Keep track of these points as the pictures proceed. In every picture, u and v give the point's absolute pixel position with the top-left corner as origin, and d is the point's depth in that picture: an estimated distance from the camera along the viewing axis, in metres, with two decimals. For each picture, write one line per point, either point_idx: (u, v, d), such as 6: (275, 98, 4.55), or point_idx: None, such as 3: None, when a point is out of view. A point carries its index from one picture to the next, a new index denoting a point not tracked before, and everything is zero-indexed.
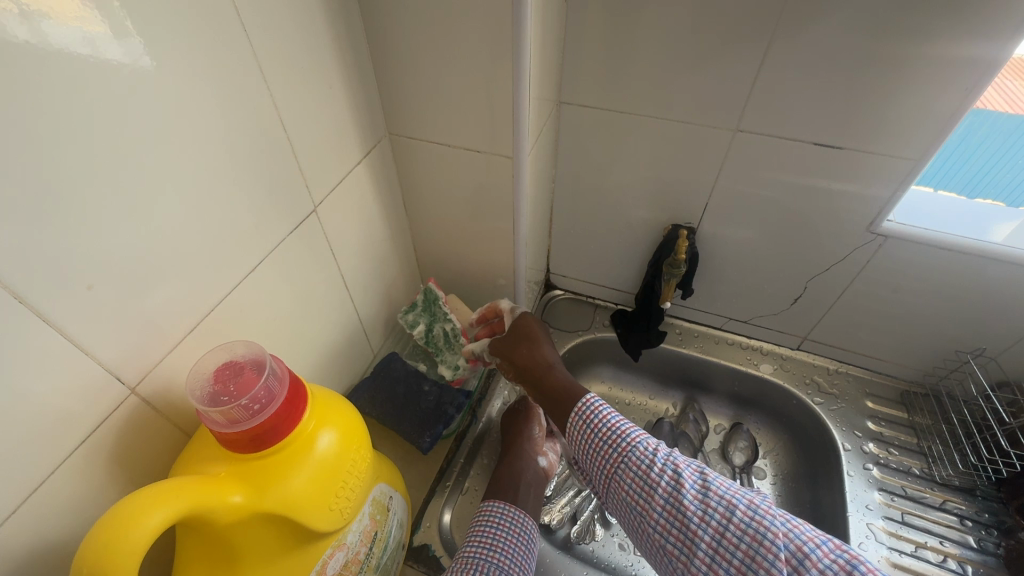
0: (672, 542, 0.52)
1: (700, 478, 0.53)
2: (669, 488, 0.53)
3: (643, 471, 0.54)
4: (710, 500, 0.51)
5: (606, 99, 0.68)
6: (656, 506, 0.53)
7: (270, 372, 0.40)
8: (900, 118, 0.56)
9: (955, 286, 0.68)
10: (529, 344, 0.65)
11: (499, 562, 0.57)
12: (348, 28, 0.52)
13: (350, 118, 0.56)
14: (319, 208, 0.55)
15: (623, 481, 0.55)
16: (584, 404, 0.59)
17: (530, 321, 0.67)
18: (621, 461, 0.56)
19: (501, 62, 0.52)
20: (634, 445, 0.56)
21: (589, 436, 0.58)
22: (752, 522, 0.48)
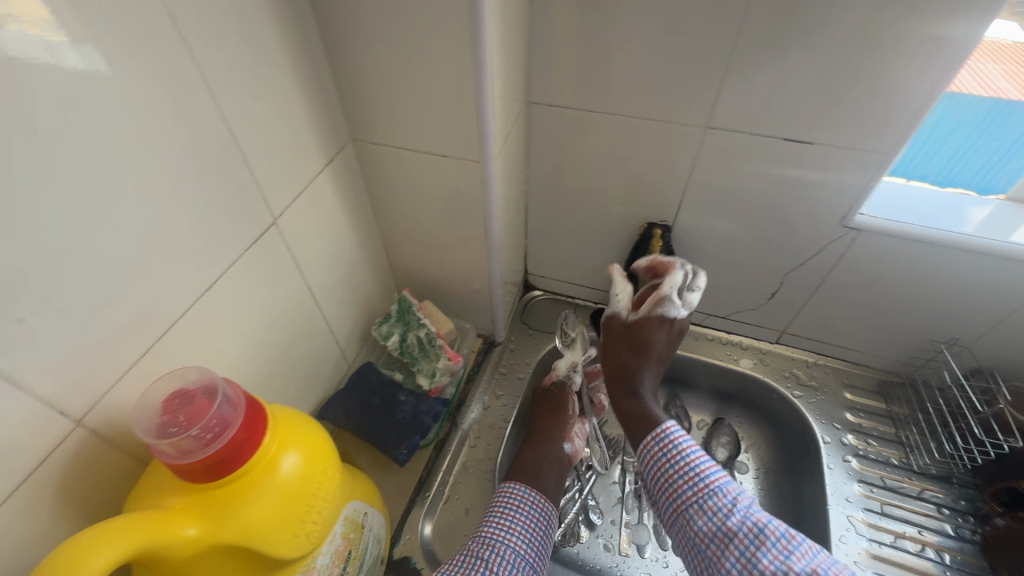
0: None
1: (783, 536, 0.47)
2: (745, 541, 0.48)
3: (719, 518, 0.50)
4: (791, 563, 0.45)
5: (575, 98, 0.67)
6: (726, 558, 0.48)
7: (223, 397, 0.38)
8: (866, 112, 0.56)
9: (929, 277, 0.68)
10: (635, 349, 0.63)
11: (515, 545, 0.58)
12: (303, 33, 0.51)
13: (310, 126, 0.54)
14: (279, 220, 0.53)
15: (693, 521, 0.52)
16: (664, 433, 0.57)
17: (656, 324, 0.62)
18: (692, 501, 0.52)
19: (463, 66, 0.51)
20: (711, 488, 0.52)
21: (662, 468, 0.56)
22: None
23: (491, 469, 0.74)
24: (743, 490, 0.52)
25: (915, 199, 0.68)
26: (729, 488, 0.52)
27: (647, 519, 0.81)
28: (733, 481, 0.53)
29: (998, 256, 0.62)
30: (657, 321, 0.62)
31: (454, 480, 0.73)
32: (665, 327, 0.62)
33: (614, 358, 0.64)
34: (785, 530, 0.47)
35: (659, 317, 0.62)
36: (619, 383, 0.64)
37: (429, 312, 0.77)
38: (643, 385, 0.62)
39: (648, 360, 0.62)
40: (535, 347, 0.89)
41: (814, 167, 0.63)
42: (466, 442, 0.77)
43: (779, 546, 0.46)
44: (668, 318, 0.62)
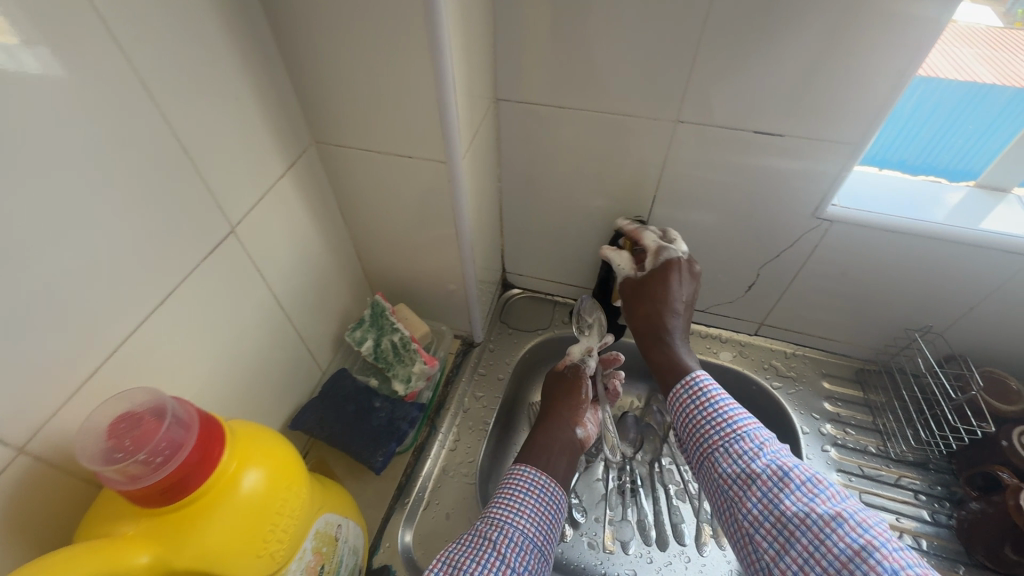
0: (762, 539, 0.49)
1: (808, 481, 0.49)
2: (768, 483, 0.50)
3: (744, 461, 0.53)
4: (814, 505, 0.47)
5: (543, 94, 0.65)
6: (748, 498, 0.51)
7: (171, 418, 0.36)
8: (833, 101, 0.56)
9: (903, 265, 0.68)
10: (654, 301, 0.67)
11: (524, 527, 0.61)
12: (255, 33, 0.49)
13: (267, 129, 0.53)
14: (238, 228, 0.51)
15: (718, 464, 0.55)
16: (695, 381, 0.60)
17: (669, 274, 0.66)
18: (719, 445, 0.55)
19: (421, 64, 0.49)
20: (739, 434, 0.55)
21: (691, 412, 0.59)
22: (859, 537, 0.44)
23: (472, 471, 0.73)
24: (771, 439, 0.54)
25: (886, 188, 0.68)
26: (756, 436, 0.54)
27: (631, 515, 0.81)
28: (761, 429, 0.55)
29: (968, 244, 0.62)
30: (667, 271, 0.66)
31: (433, 485, 0.72)
32: (676, 274, 0.66)
33: (639, 316, 0.68)
34: (812, 476, 0.49)
35: (668, 267, 0.66)
36: (649, 335, 0.67)
37: (404, 315, 0.76)
38: (672, 329, 0.66)
39: (670, 306, 0.66)
40: (513, 347, 0.89)
41: (784, 159, 0.63)
42: (445, 446, 0.76)
43: (803, 490, 0.49)
44: (677, 266, 0.66)
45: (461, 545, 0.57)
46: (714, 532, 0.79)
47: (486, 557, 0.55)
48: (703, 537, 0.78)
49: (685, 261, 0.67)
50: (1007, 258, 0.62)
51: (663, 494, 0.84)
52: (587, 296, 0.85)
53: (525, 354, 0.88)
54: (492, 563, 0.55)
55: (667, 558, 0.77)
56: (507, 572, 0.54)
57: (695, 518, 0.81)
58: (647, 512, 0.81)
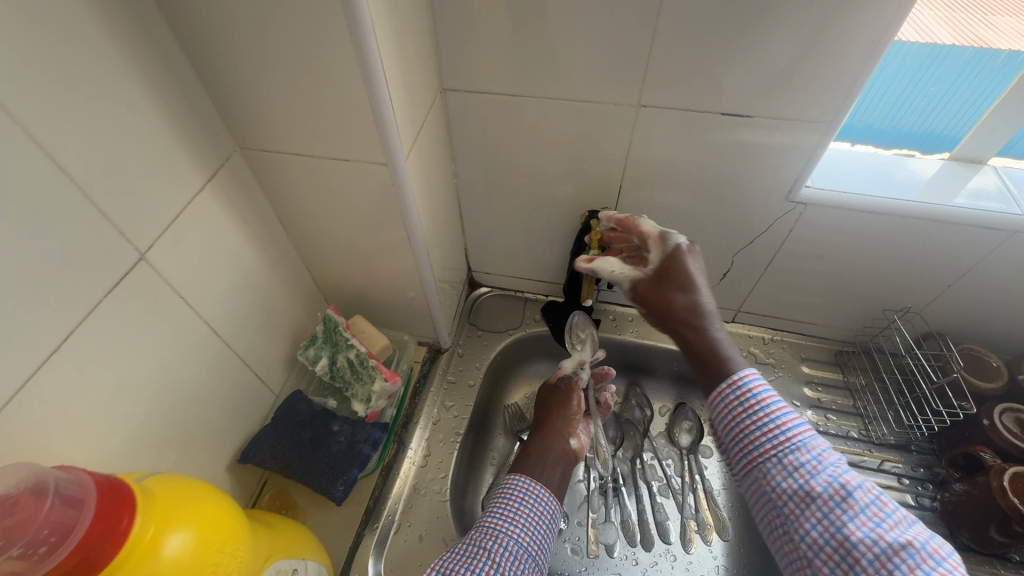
0: (822, 566, 0.43)
1: (874, 504, 0.43)
2: (829, 504, 0.44)
3: (801, 475, 0.46)
4: (882, 531, 0.41)
5: (491, 83, 0.60)
6: (806, 519, 0.45)
7: (53, 497, 0.32)
8: (798, 80, 0.52)
9: (882, 246, 0.65)
10: (683, 288, 0.56)
11: (518, 537, 0.57)
12: (148, 31, 0.42)
13: (175, 141, 0.47)
14: (148, 255, 0.46)
15: (770, 475, 0.48)
16: (741, 380, 0.52)
17: (685, 259, 0.57)
18: (771, 455, 0.48)
19: (341, 58, 0.44)
20: (794, 443, 0.48)
21: (737, 416, 0.51)
22: (933, 571, 0.38)
23: (444, 488, 0.70)
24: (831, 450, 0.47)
25: (859, 164, 0.65)
26: (813, 447, 0.47)
27: (614, 516, 0.78)
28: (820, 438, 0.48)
29: (945, 221, 0.59)
30: (682, 256, 0.57)
31: (404, 506, 0.68)
32: (690, 256, 0.57)
33: (671, 309, 0.57)
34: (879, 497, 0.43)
35: (681, 250, 0.57)
36: (688, 329, 0.56)
37: (362, 327, 0.71)
38: (711, 315, 0.56)
39: (701, 290, 0.56)
40: (484, 350, 0.84)
41: (752, 143, 0.59)
42: (414, 462, 0.72)
43: (869, 514, 0.42)
44: (687, 249, 0.58)
45: (456, 553, 0.54)
46: (700, 528, 0.76)
47: (482, 565, 0.52)
48: (689, 535, 0.76)
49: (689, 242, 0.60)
50: (986, 234, 0.60)
51: (647, 491, 0.81)
52: (577, 312, 0.81)
53: (496, 356, 0.84)
54: (488, 571, 0.51)
55: (653, 558, 0.75)
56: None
57: (680, 514, 0.78)
58: (631, 511, 0.78)
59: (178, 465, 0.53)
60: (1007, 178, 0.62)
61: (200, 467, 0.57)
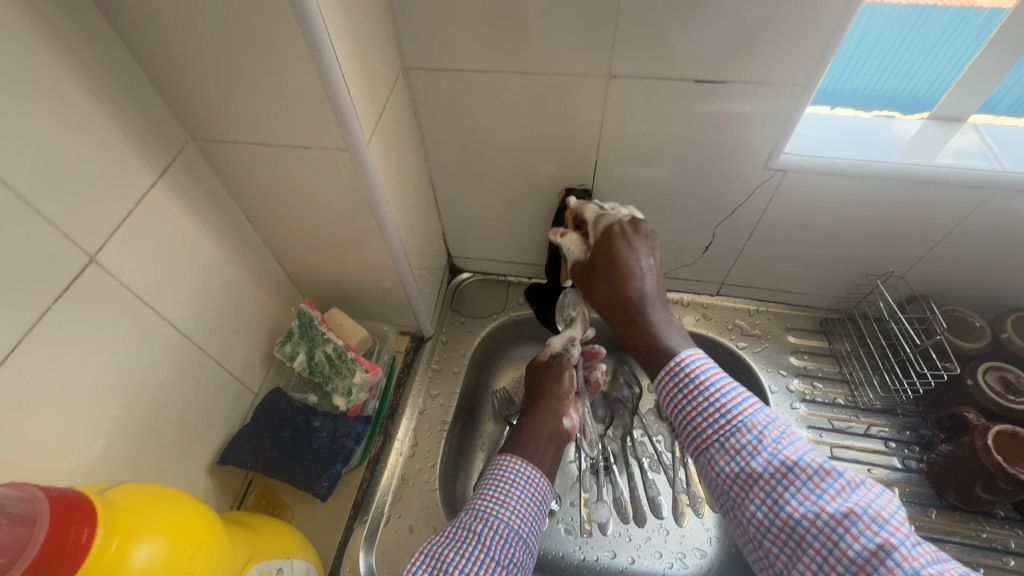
0: (772, 546, 0.42)
1: (816, 474, 0.42)
2: (772, 484, 0.43)
3: (743, 458, 0.45)
4: (824, 503, 0.40)
5: (455, 59, 0.57)
6: (751, 500, 0.44)
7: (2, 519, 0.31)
8: (770, 42, 0.50)
9: (864, 209, 0.64)
10: (610, 273, 0.58)
11: (505, 518, 0.56)
12: (77, 18, 0.40)
13: (117, 134, 0.44)
14: (98, 257, 0.44)
15: (715, 461, 0.47)
16: (680, 366, 0.50)
17: (613, 243, 0.59)
18: (713, 440, 0.47)
19: (287, 38, 0.41)
20: (734, 425, 0.47)
21: (679, 403, 0.50)
22: (876, 536, 0.37)
23: (433, 478, 0.69)
24: (772, 426, 0.46)
25: (838, 127, 0.64)
26: (753, 426, 0.46)
27: (606, 494, 0.77)
28: (759, 415, 0.47)
29: (926, 181, 0.58)
30: (617, 238, 0.59)
31: (393, 497, 0.67)
32: (622, 239, 0.59)
33: (600, 294, 0.59)
34: (819, 467, 0.42)
35: (609, 234, 0.60)
36: (617, 314, 0.57)
37: (339, 320, 0.70)
38: (643, 299, 0.56)
39: (631, 272, 0.57)
40: (468, 336, 0.83)
41: (727, 109, 0.57)
42: (402, 453, 0.71)
43: (810, 486, 0.41)
44: (619, 232, 0.59)
45: (445, 537, 0.53)
46: (692, 502, 0.77)
47: (471, 551, 0.51)
48: (682, 509, 0.76)
49: (627, 223, 0.60)
50: (967, 193, 0.59)
51: (638, 468, 0.81)
52: (571, 290, 0.78)
53: (481, 342, 0.83)
54: (476, 556, 0.51)
55: (646, 534, 0.75)
56: (491, 564, 0.51)
57: (671, 489, 0.78)
58: (623, 489, 0.78)
59: (154, 471, 0.52)
60: (987, 135, 0.61)
61: (178, 471, 0.55)
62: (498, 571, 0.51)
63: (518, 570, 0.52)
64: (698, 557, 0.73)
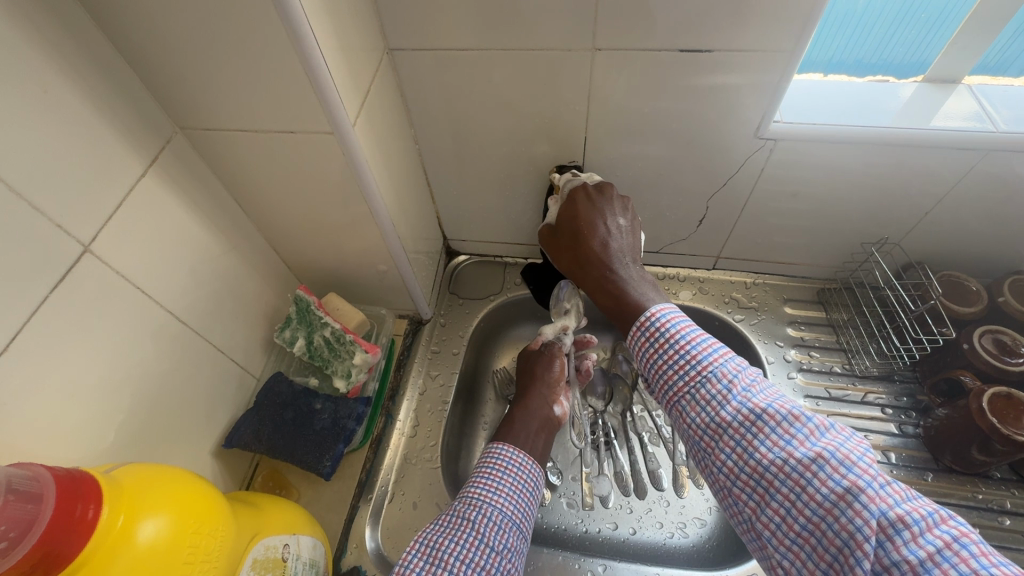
0: (741, 493, 0.43)
1: (784, 420, 0.42)
2: (741, 432, 0.43)
3: (713, 408, 0.46)
4: (792, 449, 0.41)
5: (439, 38, 0.57)
6: (720, 450, 0.44)
7: (9, 495, 0.32)
8: (757, 8, 0.49)
9: (857, 176, 0.63)
10: (575, 235, 0.61)
11: (495, 502, 0.58)
12: (55, 7, 0.39)
13: (103, 124, 0.45)
14: (94, 247, 0.45)
15: (686, 413, 0.48)
16: (650, 321, 0.52)
17: (575, 208, 0.61)
18: (685, 392, 0.48)
19: (264, 22, 0.41)
20: (705, 375, 0.47)
21: (652, 357, 0.51)
22: (843, 480, 0.38)
23: (435, 456, 0.71)
24: (742, 374, 0.47)
25: (830, 93, 0.63)
26: (722, 375, 0.47)
27: (607, 469, 0.78)
28: (730, 364, 0.47)
29: (918, 145, 0.58)
30: (582, 200, 0.61)
31: (396, 476, 0.69)
32: (587, 201, 0.61)
33: (568, 257, 0.62)
34: (788, 413, 0.42)
35: (574, 198, 0.62)
36: (584, 273, 0.60)
37: (337, 304, 0.71)
38: (610, 257, 0.58)
39: (595, 233, 0.60)
40: (466, 318, 0.84)
41: (714, 78, 0.56)
42: (404, 433, 0.72)
43: (779, 432, 0.42)
44: (584, 196, 0.61)
45: (439, 524, 0.55)
46: (691, 473, 0.78)
47: (466, 537, 0.53)
48: (681, 480, 0.77)
49: (592, 187, 0.62)
50: (960, 156, 0.58)
51: (638, 443, 0.81)
52: (566, 281, 0.79)
53: (480, 323, 0.84)
54: (471, 543, 0.52)
55: (647, 505, 0.76)
56: (486, 551, 0.52)
57: (671, 461, 0.79)
58: (624, 463, 0.79)
59: (161, 454, 0.54)
60: (982, 96, 0.60)
61: (185, 455, 0.57)
62: (494, 557, 0.52)
63: (512, 554, 0.54)
64: (698, 526, 0.74)
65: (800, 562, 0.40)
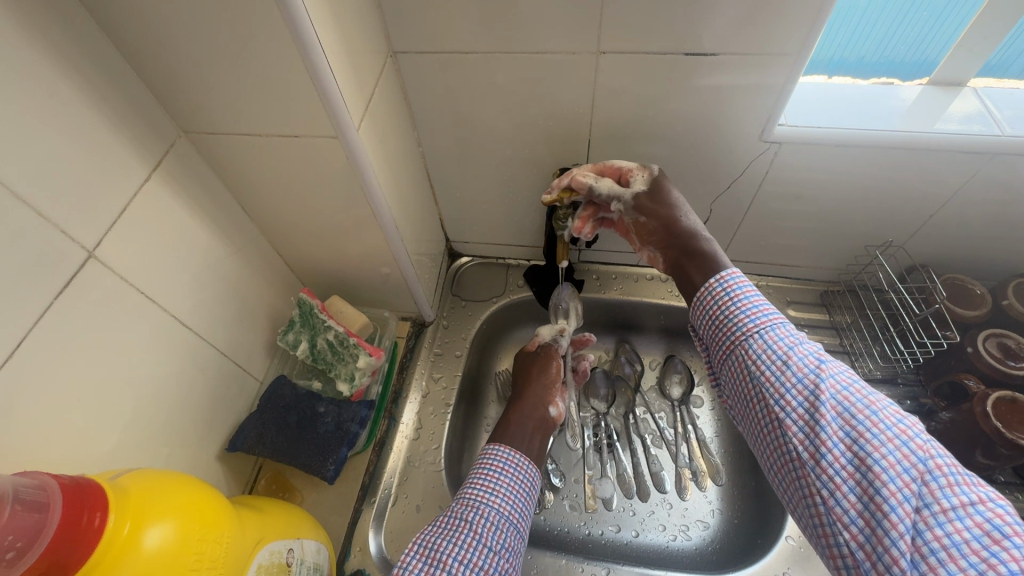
0: (791, 426, 0.48)
1: (844, 374, 0.48)
2: (804, 369, 0.49)
3: (780, 347, 0.51)
4: (850, 393, 0.47)
5: (443, 40, 0.57)
6: (781, 383, 0.49)
7: (17, 504, 0.32)
8: (763, 11, 0.49)
9: (860, 180, 0.63)
10: (658, 203, 0.61)
11: (493, 503, 0.58)
12: (63, 13, 0.39)
13: (108, 129, 0.44)
14: (98, 253, 0.45)
15: (750, 349, 0.52)
16: (728, 276, 0.56)
17: (660, 184, 0.62)
18: (752, 331, 0.53)
19: (270, 28, 0.41)
20: (773, 321, 0.53)
21: (722, 301, 0.56)
22: (894, 426, 0.44)
23: (439, 458, 0.71)
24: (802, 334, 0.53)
25: (834, 95, 0.63)
26: (788, 326, 0.53)
27: (610, 471, 0.78)
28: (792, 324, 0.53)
29: (923, 148, 0.57)
30: (665, 177, 0.63)
31: (400, 478, 0.69)
32: (666, 178, 0.63)
33: (648, 225, 0.63)
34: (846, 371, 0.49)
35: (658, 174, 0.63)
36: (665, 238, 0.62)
37: (340, 307, 0.71)
38: (692, 222, 0.61)
39: (678, 203, 0.62)
40: (468, 320, 0.84)
41: (719, 81, 0.56)
42: (406, 436, 0.72)
43: (839, 379, 0.48)
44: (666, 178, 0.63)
45: (437, 526, 0.55)
46: (695, 475, 0.78)
47: (463, 539, 0.53)
48: (684, 483, 0.77)
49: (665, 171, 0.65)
50: (966, 159, 0.58)
51: (640, 445, 0.81)
52: (566, 285, 0.81)
53: (483, 324, 0.84)
54: (469, 543, 0.53)
55: (650, 508, 0.76)
56: (484, 551, 0.53)
57: (674, 464, 0.79)
58: (626, 465, 0.79)
59: (165, 458, 0.54)
60: (986, 98, 0.60)
61: (189, 459, 0.57)
62: (490, 557, 0.52)
63: (509, 554, 0.54)
64: (700, 529, 0.74)
65: (840, 493, 0.44)
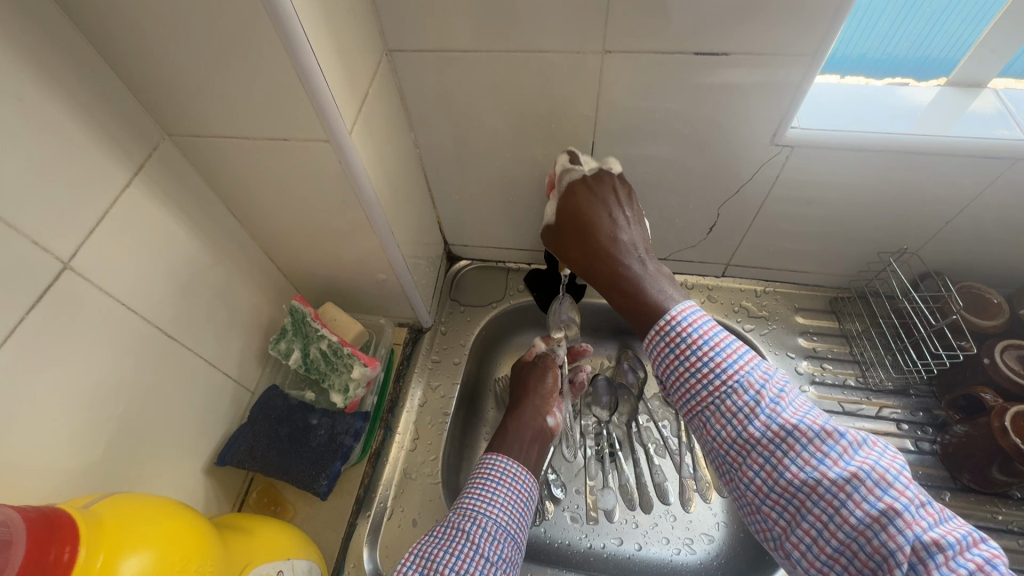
0: (771, 511, 0.43)
1: (816, 438, 0.41)
2: (770, 450, 0.42)
3: (739, 423, 0.45)
4: (825, 469, 0.40)
5: (441, 38, 0.54)
6: (749, 468, 0.44)
7: None
8: (777, 10, 0.46)
9: (876, 185, 0.61)
10: (579, 232, 0.57)
11: (491, 514, 0.56)
12: (33, 12, 0.37)
13: (85, 134, 0.42)
14: (74, 264, 0.42)
15: (712, 426, 0.47)
16: (670, 325, 0.49)
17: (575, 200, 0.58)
18: (710, 403, 0.47)
19: (255, 26, 0.38)
20: (730, 386, 0.46)
21: (671, 363, 0.49)
22: (879, 503, 0.38)
23: (435, 470, 0.68)
24: (769, 383, 0.45)
25: (847, 97, 0.60)
26: (755, 377, 0.45)
27: (612, 481, 0.76)
28: (755, 373, 0.46)
29: (942, 153, 0.55)
30: (582, 190, 0.58)
31: (396, 491, 0.67)
32: (585, 193, 0.58)
33: (574, 254, 0.59)
34: (820, 430, 0.42)
35: (574, 190, 0.58)
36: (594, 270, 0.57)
37: (333, 315, 0.69)
38: (619, 250, 0.55)
39: (601, 227, 0.56)
40: (466, 326, 0.82)
41: (729, 82, 0.53)
42: (403, 446, 0.70)
43: (811, 450, 0.41)
44: (581, 189, 0.58)
45: (433, 536, 0.53)
46: (700, 488, 0.75)
47: (460, 548, 0.51)
48: (688, 495, 0.74)
49: (588, 178, 0.59)
50: (988, 163, 0.55)
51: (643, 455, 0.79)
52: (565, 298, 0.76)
53: (482, 331, 0.82)
54: (465, 554, 0.50)
55: (653, 520, 0.74)
56: (481, 561, 0.50)
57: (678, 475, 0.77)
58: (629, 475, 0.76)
59: (150, 475, 0.52)
60: (1008, 100, 0.58)
61: (176, 474, 0.55)
62: (488, 568, 0.50)
63: (507, 565, 0.52)
64: (705, 543, 0.72)
65: None
